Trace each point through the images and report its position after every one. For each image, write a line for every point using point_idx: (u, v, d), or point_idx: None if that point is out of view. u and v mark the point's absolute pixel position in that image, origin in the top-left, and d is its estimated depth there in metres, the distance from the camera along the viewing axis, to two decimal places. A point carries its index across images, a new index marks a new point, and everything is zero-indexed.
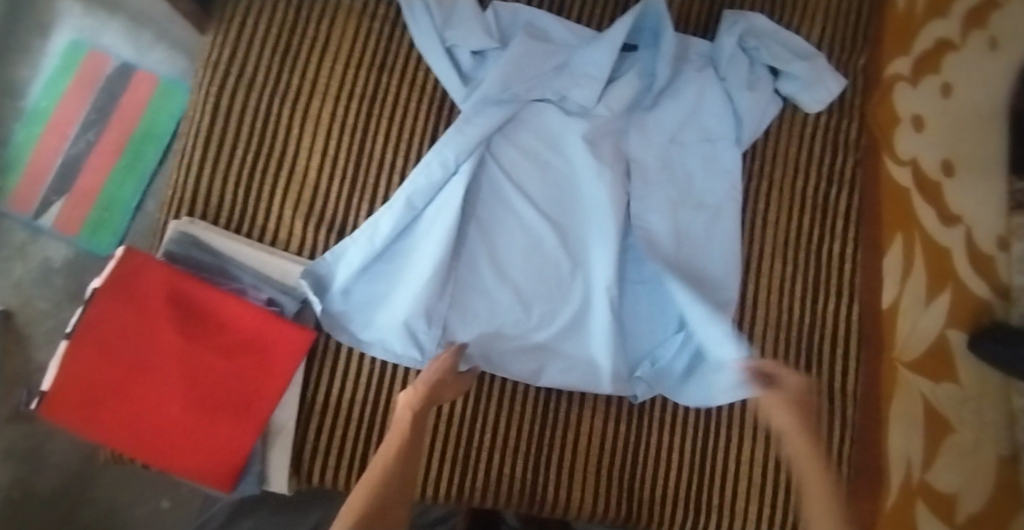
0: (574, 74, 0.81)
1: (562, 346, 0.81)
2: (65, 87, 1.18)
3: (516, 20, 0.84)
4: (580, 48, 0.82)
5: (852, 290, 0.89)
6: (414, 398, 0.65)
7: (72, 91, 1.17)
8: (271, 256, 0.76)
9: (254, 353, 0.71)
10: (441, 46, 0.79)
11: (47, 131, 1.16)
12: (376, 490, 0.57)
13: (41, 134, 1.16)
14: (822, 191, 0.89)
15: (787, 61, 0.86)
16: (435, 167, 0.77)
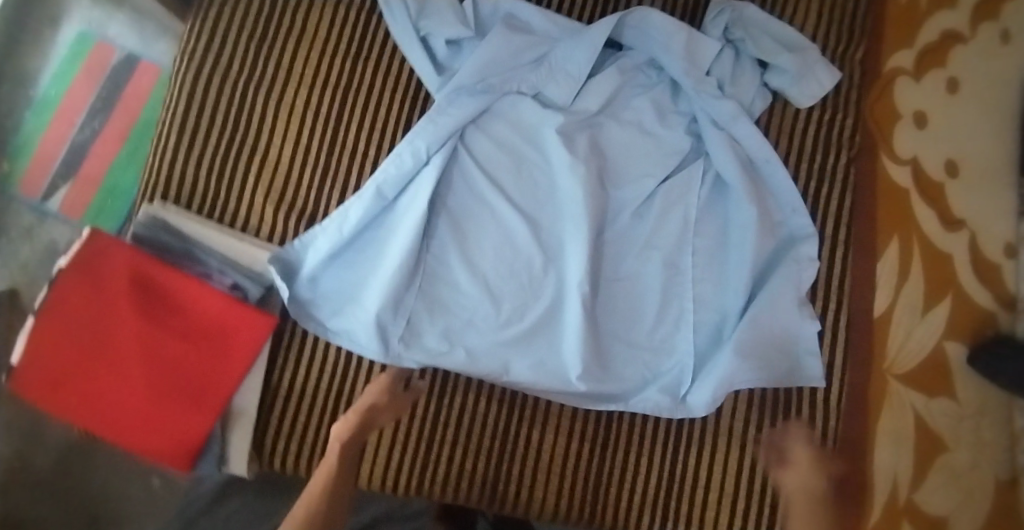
0: (552, 69, 0.80)
1: (529, 346, 0.78)
2: (75, 76, 1.14)
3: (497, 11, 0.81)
4: (559, 41, 0.81)
5: (840, 295, 0.85)
6: (345, 429, 0.73)
7: (81, 79, 1.14)
8: (240, 242, 0.77)
9: (213, 339, 0.72)
10: (416, 36, 0.79)
11: (55, 119, 1.13)
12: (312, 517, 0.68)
13: (49, 122, 1.13)
14: (812, 192, 0.86)
15: (775, 54, 0.83)
16: (405, 158, 0.77)
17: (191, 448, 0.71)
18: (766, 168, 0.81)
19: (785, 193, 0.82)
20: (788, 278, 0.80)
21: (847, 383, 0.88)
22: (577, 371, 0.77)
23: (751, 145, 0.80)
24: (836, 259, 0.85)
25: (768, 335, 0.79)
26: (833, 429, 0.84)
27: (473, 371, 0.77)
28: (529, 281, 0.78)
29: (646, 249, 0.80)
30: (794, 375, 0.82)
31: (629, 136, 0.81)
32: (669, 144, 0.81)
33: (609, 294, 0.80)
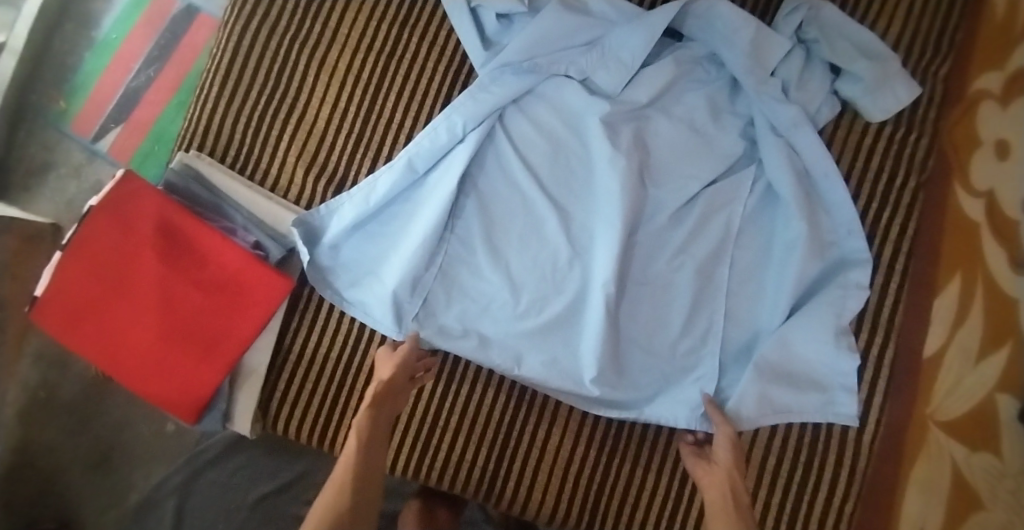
0: (604, 54, 0.76)
1: (544, 343, 0.75)
2: (136, 23, 1.14)
3: None
4: (615, 26, 0.76)
5: (888, 328, 0.79)
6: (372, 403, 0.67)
7: (141, 27, 1.13)
8: (267, 201, 0.77)
9: (229, 295, 0.71)
10: (466, 6, 0.76)
11: (112, 64, 1.13)
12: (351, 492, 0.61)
13: (106, 66, 1.13)
14: (871, 214, 0.80)
15: (850, 59, 0.77)
16: (441, 132, 0.74)
17: (197, 402, 0.71)
18: (824, 183, 0.76)
19: (844, 211, 0.76)
20: (829, 305, 0.75)
21: (882, 423, 0.82)
22: (591, 373, 0.74)
23: (809, 157, 0.75)
24: (887, 290, 0.79)
25: (800, 363, 0.76)
26: (862, 470, 0.78)
27: (483, 359, 0.75)
28: (551, 275, 0.75)
29: (679, 254, 0.75)
30: (823, 410, 0.76)
31: (677, 134, 0.76)
32: (720, 147, 0.76)
33: (636, 298, 0.76)
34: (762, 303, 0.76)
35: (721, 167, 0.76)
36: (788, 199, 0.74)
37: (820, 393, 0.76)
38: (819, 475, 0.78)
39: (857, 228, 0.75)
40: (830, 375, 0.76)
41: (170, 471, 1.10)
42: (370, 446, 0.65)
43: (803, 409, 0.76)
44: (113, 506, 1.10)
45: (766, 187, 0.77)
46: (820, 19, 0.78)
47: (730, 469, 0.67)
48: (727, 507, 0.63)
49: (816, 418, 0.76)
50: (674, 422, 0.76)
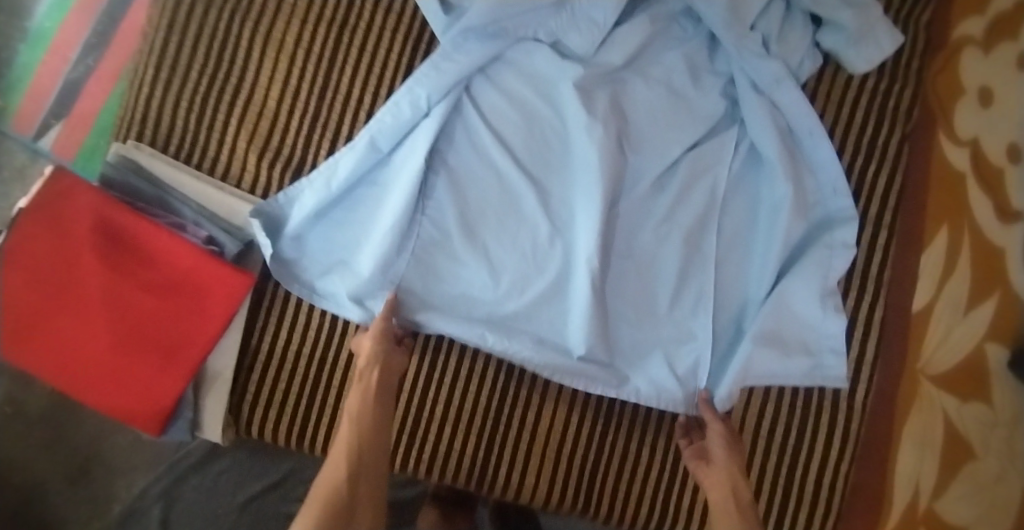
0: (574, 15, 0.70)
1: (529, 322, 0.72)
2: (71, 9, 1.05)
3: None
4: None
5: (879, 287, 0.77)
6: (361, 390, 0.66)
7: (76, 13, 1.05)
8: (219, 192, 0.71)
9: (184, 296, 0.65)
10: None
11: (49, 54, 1.05)
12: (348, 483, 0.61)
13: (43, 57, 1.05)
14: (857, 170, 0.77)
15: (834, 8, 0.72)
16: (403, 107, 0.69)
17: (159, 413, 0.66)
18: (809, 142, 0.73)
19: (829, 169, 0.73)
20: (816, 267, 0.72)
21: (875, 383, 0.80)
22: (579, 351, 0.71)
23: (793, 114, 0.72)
24: (876, 248, 0.77)
25: (790, 324, 0.73)
26: (856, 431, 0.77)
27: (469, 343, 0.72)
28: (532, 252, 0.70)
29: (663, 228, 0.72)
30: (809, 373, 0.74)
31: (652, 96, 0.72)
32: (700, 108, 0.72)
33: (620, 271, 0.73)
34: (749, 268, 0.74)
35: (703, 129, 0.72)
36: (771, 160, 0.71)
37: (807, 357, 0.73)
38: (815, 441, 0.77)
39: (842, 186, 0.72)
40: (817, 338, 0.73)
41: (149, 481, 1.06)
42: (364, 432, 0.64)
43: (788, 375, 0.73)
44: (91, 521, 1.06)
45: (748, 146, 0.73)
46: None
47: (731, 464, 0.67)
48: (731, 507, 0.63)
49: (801, 381, 0.73)
50: (675, 408, 0.73)
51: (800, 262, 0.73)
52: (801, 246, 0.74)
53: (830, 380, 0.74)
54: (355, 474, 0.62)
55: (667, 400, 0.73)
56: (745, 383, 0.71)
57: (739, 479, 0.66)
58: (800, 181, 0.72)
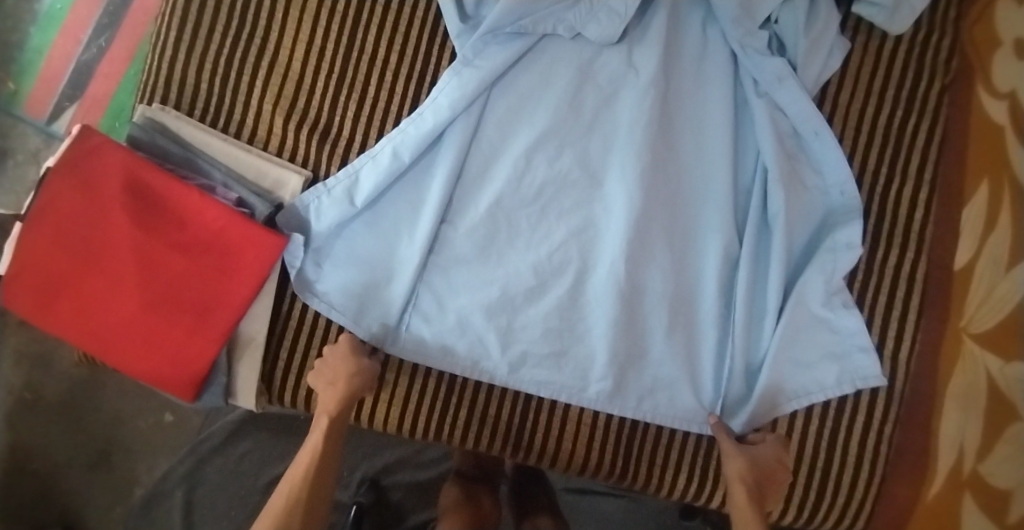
0: (593, 6, 0.68)
1: (547, 338, 0.72)
2: None
3: None
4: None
5: (921, 243, 0.75)
6: (331, 404, 0.66)
7: None
8: (246, 154, 0.69)
9: (216, 257, 0.64)
10: None
11: (60, 37, 1.03)
12: (304, 500, 0.62)
13: (54, 40, 1.03)
14: (895, 123, 0.75)
15: None
16: (426, 117, 0.69)
17: (194, 377, 0.65)
18: (815, 142, 0.71)
19: (837, 169, 0.71)
20: (821, 272, 0.71)
21: (920, 339, 0.77)
22: (600, 364, 0.72)
23: (795, 115, 0.70)
24: (916, 205, 0.75)
25: (810, 335, 0.73)
26: (900, 390, 0.76)
27: (484, 359, 0.72)
28: (548, 263, 0.71)
29: (683, 235, 0.72)
30: (843, 375, 0.74)
31: (685, 62, 0.72)
32: (715, 101, 0.71)
33: (633, 289, 0.70)
34: (762, 261, 0.73)
35: (729, 124, 0.71)
36: (770, 175, 0.70)
37: (836, 370, 0.74)
38: (856, 398, 0.75)
39: (850, 189, 0.71)
40: (840, 342, 0.74)
41: (171, 463, 1.05)
42: (330, 450, 0.66)
43: (817, 389, 0.74)
44: (113, 505, 1.05)
45: (754, 160, 0.73)
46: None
47: (744, 471, 0.67)
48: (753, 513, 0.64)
49: (835, 390, 0.73)
50: (688, 427, 0.73)
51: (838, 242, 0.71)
52: (801, 256, 0.74)
53: (869, 381, 0.73)
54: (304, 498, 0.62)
55: (690, 408, 0.73)
56: (776, 411, 0.73)
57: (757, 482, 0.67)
58: (796, 181, 0.72)
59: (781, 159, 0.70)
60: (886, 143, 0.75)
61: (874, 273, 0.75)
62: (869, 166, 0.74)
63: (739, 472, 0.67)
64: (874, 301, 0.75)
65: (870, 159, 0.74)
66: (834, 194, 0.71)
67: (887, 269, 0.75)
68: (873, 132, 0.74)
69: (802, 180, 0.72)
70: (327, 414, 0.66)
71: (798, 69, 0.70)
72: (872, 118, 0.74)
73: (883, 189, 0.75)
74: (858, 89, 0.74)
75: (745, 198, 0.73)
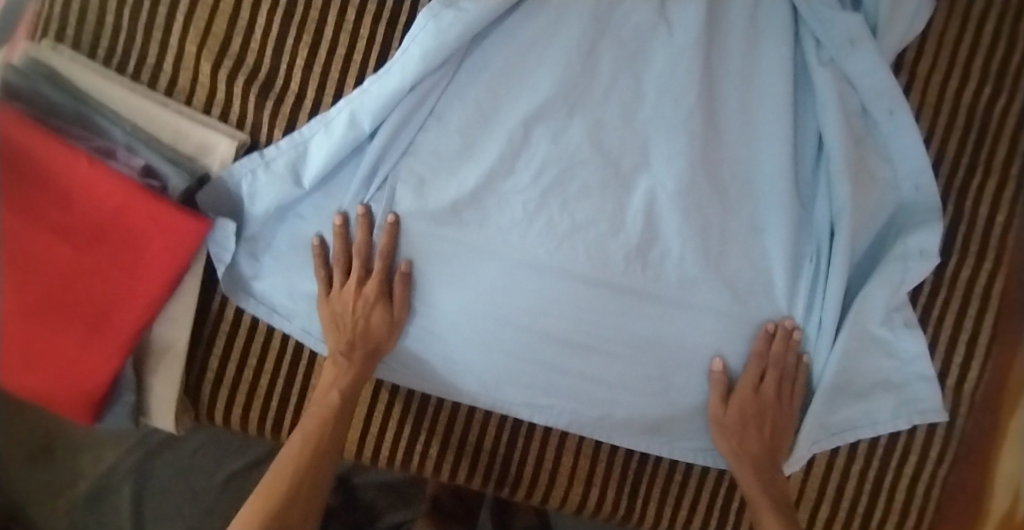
0: None
1: (526, 352, 0.59)
2: None
3: None
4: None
5: (1002, 252, 0.62)
6: (343, 376, 0.56)
7: None
8: (161, 109, 0.53)
9: (115, 247, 0.49)
10: None
11: None
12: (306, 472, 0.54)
13: None
14: (981, 103, 0.61)
15: None
16: (392, 73, 0.54)
17: (90, 396, 0.51)
18: (886, 124, 0.58)
19: (912, 158, 0.58)
20: (886, 288, 0.58)
21: (991, 367, 0.63)
22: (525, 347, 0.59)
23: (868, 87, 0.57)
24: (1000, 203, 0.62)
25: (863, 364, 0.61)
26: (962, 427, 0.63)
27: (441, 364, 0.60)
28: (548, 266, 0.57)
29: (721, 238, 0.58)
30: (896, 407, 0.62)
31: (735, 13, 0.57)
32: (768, 69, 0.57)
33: (650, 302, 0.58)
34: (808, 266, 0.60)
35: (789, 97, 0.57)
36: (834, 162, 0.57)
37: (891, 403, 0.62)
38: (910, 436, 0.63)
39: (926, 182, 0.58)
40: (896, 369, 0.62)
41: (119, 456, 0.88)
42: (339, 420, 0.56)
43: (862, 424, 0.62)
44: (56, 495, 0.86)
45: (813, 142, 0.59)
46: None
47: (753, 446, 0.58)
48: (766, 490, 0.58)
49: (887, 427, 0.62)
50: (708, 462, 0.63)
51: (905, 248, 0.59)
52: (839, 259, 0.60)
53: (929, 416, 0.61)
54: (316, 473, 0.55)
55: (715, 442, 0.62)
56: (815, 447, 0.62)
57: (769, 451, 0.59)
58: (861, 172, 0.59)
59: (848, 145, 0.57)
60: (970, 125, 0.62)
61: (942, 288, 0.62)
62: (947, 154, 0.62)
63: (753, 449, 0.58)
64: (942, 318, 0.62)
65: (948, 148, 0.62)
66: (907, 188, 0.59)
67: (956, 284, 0.62)
68: (953, 113, 0.61)
69: (869, 171, 0.59)
70: (340, 382, 0.55)
71: (878, 33, 0.56)
72: (955, 95, 0.61)
73: (962, 182, 0.62)
74: (941, 58, 0.61)
75: (810, 193, 0.60)
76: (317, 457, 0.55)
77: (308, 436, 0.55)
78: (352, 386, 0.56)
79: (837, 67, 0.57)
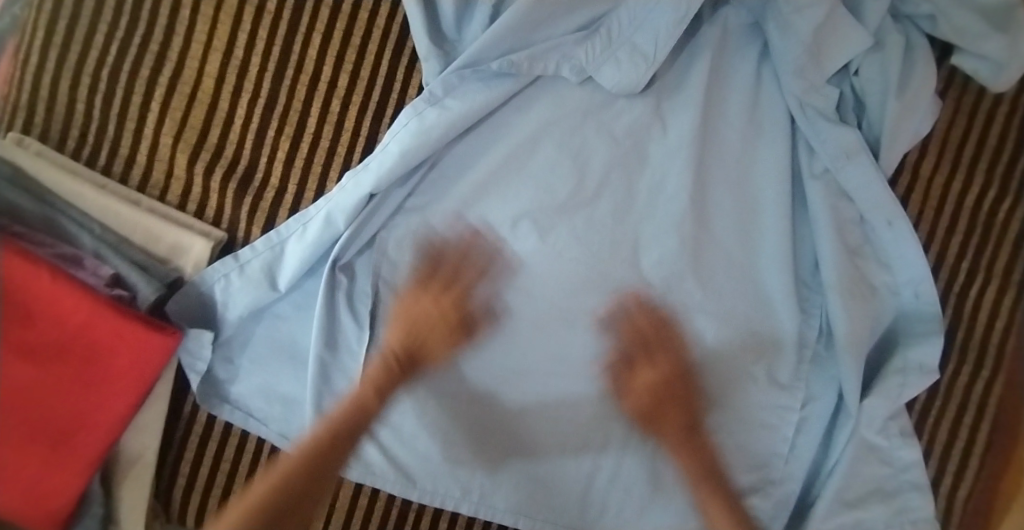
0: (610, 41, 0.53)
1: (511, 446, 0.59)
2: None
3: None
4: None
5: (998, 359, 0.61)
6: (382, 376, 0.49)
7: None
8: (129, 209, 0.51)
9: (79, 365, 0.46)
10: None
11: None
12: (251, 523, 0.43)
13: None
14: (984, 207, 0.60)
15: (962, 34, 0.54)
16: (369, 169, 0.51)
17: (53, 518, 0.48)
18: (885, 232, 0.56)
19: (911, 266, 0.57)
20: (883, 402, 0.57)
21: (986, 476, 0.62)
22: (545, 377, 0.58)
23: (863, 199, 0.56)
24: (1000, 309, 0.60)
25: (860, 474, 0.59)
26: None
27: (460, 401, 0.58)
28: (540, 363, 0.57)
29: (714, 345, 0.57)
30: (893, 519, 0.60)
31: (732, 115, 0.55)
32: (767, 174, 0.56)
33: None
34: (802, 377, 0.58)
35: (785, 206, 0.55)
36: (829, 273, 0.56)
37: (887, 515, 0.59)
38: None
39: (926, 291, 0.57)
40: (892, 478, 0.60)
41: None
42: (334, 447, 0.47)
43: None
44: None
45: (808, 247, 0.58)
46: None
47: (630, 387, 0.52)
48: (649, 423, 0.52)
49: None
50: None
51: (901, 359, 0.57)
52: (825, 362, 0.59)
53: (921, 526, 0.59)
54: (318, 481, 0.47)
55: None
56: None
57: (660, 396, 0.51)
58: (859, 280, 0.57)
59: (843, 258, 0.56)
60: (972, 228, 0.60)
61: (940, 396, 0.60)
62: (947, 258, 0.59)
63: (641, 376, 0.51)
64: (937, 426, 0.61)
65: (949, 252, 0.59)
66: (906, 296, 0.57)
67: (954, 392, 0.60)
68: (957, 215, 0.59)
69: (866, 278, 0.58)
70: (381, 389, 0.49)
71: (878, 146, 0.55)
72: (958, 198, 0.59)
73: (963, 287, 0.60)
74: (945, 160, 0.59)
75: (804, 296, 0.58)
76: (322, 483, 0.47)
77: (329, 435, 0.47)
78: (387, 393, 0.49)
79: (830, 176, 0.56)
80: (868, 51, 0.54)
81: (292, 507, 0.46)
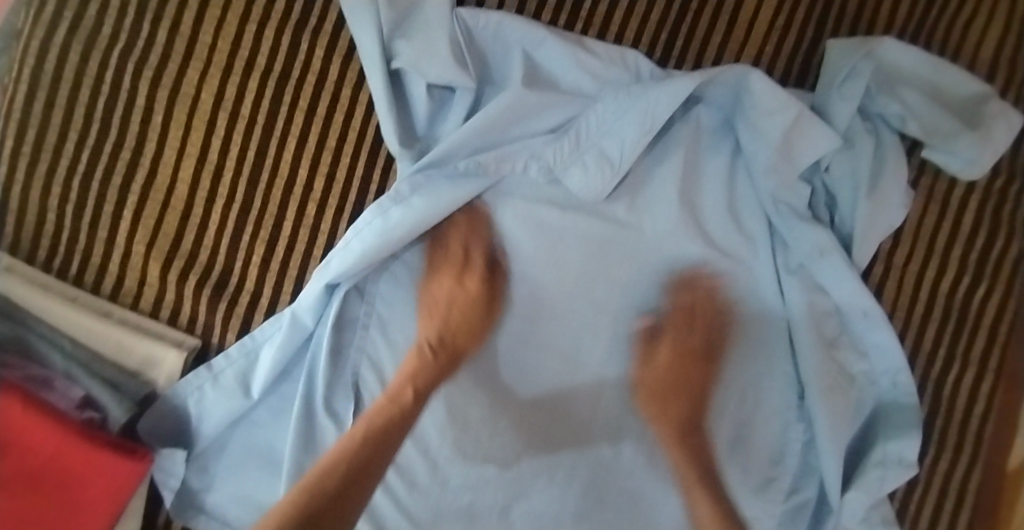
0: (579, 143, 0.53)
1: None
2: None
3: (507, 45, 0.53)
4: (596, 102, 0.53)
5: (977, 445, 0.61)
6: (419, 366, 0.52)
7: None
8: (101, 325, 0.52)
9: (47, 494, 0.46)
10: (386, 96, 0.51)
11: None
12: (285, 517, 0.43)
13: None
14: (958, 296, 0.60)
15: (931, 131, 0.55)
16: (331, 267, 0.51)
17: None
18: (861, 324, 0.56)
19: (887, 357, 0.57)
20: (865, 496, 0.56)
21: None
22: (531, 389, 0.56)
23: (839, 294, 0.56)
24: (977, 397, 0.61)
25: None
26: None
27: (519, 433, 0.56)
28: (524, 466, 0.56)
29: None
30: None
31: (705, 212, 0.56)
32: (742, 269, 0.56)
33: (621, 504, 0.57)
34: (787, 472, 0.58)
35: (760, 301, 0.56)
36: (808, 368, 0.55)
37: None
38: None
39: (903, 380, 0.57)
40: None
41: None
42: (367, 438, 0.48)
43: None
44: None
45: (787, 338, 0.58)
46: (891, 76, 0.55)
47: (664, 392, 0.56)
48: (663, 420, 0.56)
49: None
50: None
51: (882, 451, 0.57)
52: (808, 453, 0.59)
53: None
54: (370, 465, 0.47)
55: None
56: None
57: (686, 352, 0.56)
58: (838, 372, 0.57)
59: (822, 354, 0.56)
60: (948, 317, 0.60)
61: (919, 483, 0.60)
62: (924, 347, 0.60)
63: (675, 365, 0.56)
64: (917, 513, 0.61)
65: (925, 340, 0.60)
66: (883, 385, 0.58)
67: (933, 480, 0.60)
68: (932, 304, 0.59)
69: (846, 370, 0.57)
70: (418, 377, 0.52)
71: (852, 241, 0.55)
72: (933, 287, 0.59)
73: (939, 374, 0.60)
74: (919, 250, 0.59)
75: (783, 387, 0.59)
76: (367, 475, 0.47)
77: (371, 431, 0.48)
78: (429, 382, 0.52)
79: (807, 271, 0.56)
80: (839, 149, 0.55)
81: (341, 492, 0.45)
